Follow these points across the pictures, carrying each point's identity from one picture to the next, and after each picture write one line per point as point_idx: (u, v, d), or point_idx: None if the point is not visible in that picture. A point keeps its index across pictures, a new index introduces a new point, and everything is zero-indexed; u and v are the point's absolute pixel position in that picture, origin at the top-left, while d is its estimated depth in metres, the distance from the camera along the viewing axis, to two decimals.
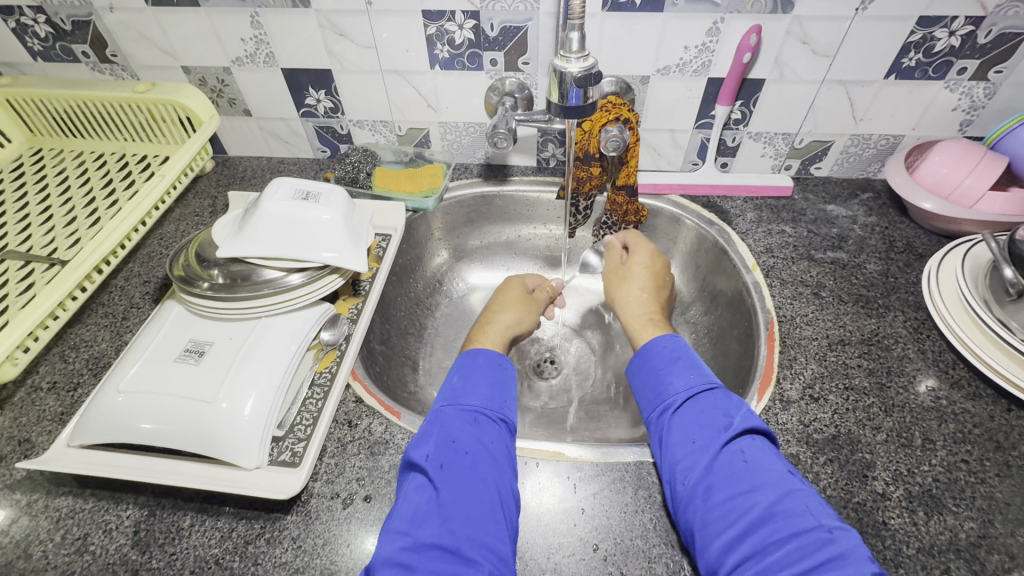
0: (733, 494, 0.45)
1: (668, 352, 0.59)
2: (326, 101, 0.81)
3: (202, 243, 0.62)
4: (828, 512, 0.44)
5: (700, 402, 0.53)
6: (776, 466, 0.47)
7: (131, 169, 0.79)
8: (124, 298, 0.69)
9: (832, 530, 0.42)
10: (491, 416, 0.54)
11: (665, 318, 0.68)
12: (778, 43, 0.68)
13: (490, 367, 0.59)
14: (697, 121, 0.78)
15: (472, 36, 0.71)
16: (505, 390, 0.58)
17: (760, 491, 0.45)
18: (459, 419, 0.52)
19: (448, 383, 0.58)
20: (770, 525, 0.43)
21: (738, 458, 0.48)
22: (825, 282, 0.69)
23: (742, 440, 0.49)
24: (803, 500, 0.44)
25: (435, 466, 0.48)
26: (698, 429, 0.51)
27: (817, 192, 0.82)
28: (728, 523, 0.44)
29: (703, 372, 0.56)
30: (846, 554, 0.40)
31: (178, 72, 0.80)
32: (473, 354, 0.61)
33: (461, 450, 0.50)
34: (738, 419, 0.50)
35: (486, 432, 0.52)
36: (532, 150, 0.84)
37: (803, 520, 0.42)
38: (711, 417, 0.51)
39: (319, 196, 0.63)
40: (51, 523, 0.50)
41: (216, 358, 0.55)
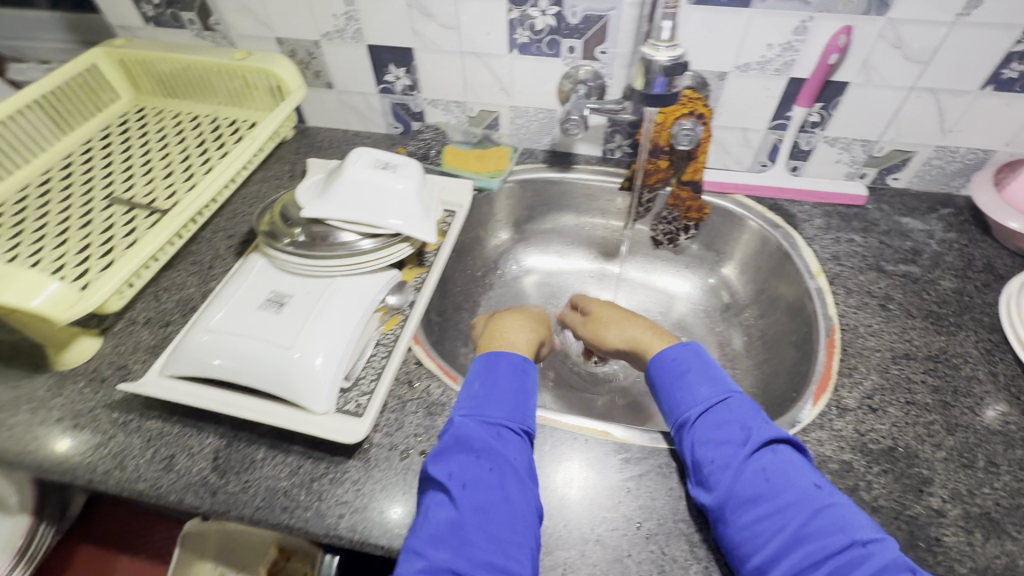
0: (760, 515, 0.44)
1: (676, 366, 0.57)
2: (405, 79, 0.84)
3: (287, 203, 0.67)
4: (862, 523, 0.43)
5: (714, 417, 0.51)
6: (802, 481, 0.46)
7: (222, 131, 0.85)
8: (211, 249, 0.75)
9: (867, 544, 0.41)
10: (514, 428, 0.52)
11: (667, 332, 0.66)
12: (868, 46, 0.66)
13: (513, 371, 0.57)
14: (772, 121, 0.76)
15: (554, 22, 0.72)
16: (522, 398, 0.55)
17: (789, 510, 0.44)
18: (481, 431, 0.50)
19: (469, 390, 0.55)
20: (804, 546, 0.42)
21: (761, 475, 0.46)
22: (893, 294, 0.67)
23: (763, 454, 0.48)
24: (835, 517, 0.43)
25: (457, 486, 0.47)
26: (716, 446, 0.49)
27: (893, 204, 0.79)
28: (761, 545, 0.43)
29: (714, 383, 0.54)
30: (885, 570, 0.40)
31: (271, 42, 0.85)
32: (497, 356, 0.58)
33: (485, 467, 0.48)
34: (755, 431, 0.49)
35: (508, 444, 0.50)
36: (599, 140, 0.85)
37: (837, 539, 0.42)
38: (729, 432, 0.50)
39: (397, 167, 0.67)
40: (143, 441, 0.55)
41: (296, 308, 0.59)
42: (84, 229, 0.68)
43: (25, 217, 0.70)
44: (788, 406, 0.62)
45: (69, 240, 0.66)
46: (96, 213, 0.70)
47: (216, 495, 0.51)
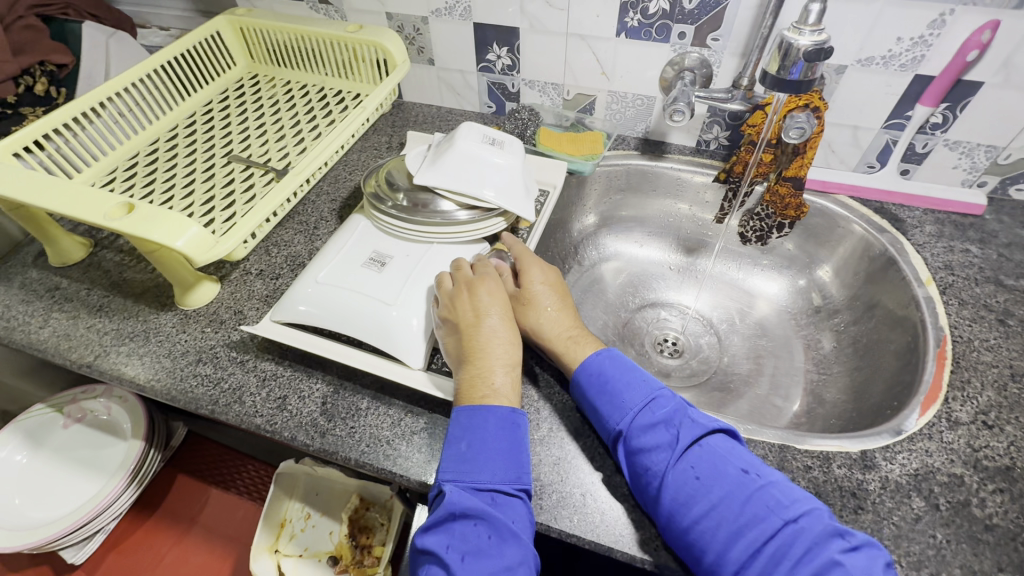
0: (699, 514, 0.45)
1: (594, 382, 0.54)
2: (506, 58, 0.86)
3: (392, 170, 0.70)
4: (793, 498, 0.44)
5: (639, 421, 0.51)
6: (729, 469, 0.46)
7: (329, 101, 0.89)
8: (315, 210, 0.79)
9: (798, 520, 0.43)
10: (508, 489, 0.47)
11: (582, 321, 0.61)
12: (1011, 44, 0.62)
13: (500, 426, 0.50)
14: (887, 120, 0.73)
15: (667, 7, 0.71)
16: (512, 452, 0.49)
17: (721, 505, 0.45)
18: (474, 499, 0.46)
19: (456, 452, 0.49)
20: (745, 536, 0.43)
21: (690, 474, 0.47)
22: (1013, 310, 0.63)
23: (691, 452, 0.48)
24: (767, 500, 0.44)
25: (457, 558, 0.44)
26: (647, 451, 0.49)
27: (1013, 216, 0.74)
28: (707, 545, 0.44)
29: (633, 388, 0.53)
30: (816, 542, 0.41)
31: (381, 17, 0.88)
32: (479, 412, 0.51)
33: (484, 535, 0.45)
34: (682, 429, 0.49)
35: (506, 506, 0.47)
36: (695, 130, 0.84)
37: (769, 522, 0.43)
38: (656, 435, 0.49)
39: (503, 143, 0.68)
40: (259, 380, 0.59)
41: (397, 269, 0.62)
42: (207, 182, 0.73)
43: (156, 167, 0.76)
44: (889, 414, 0.60)
45: (195, 192, 0.72)
46: (217, 168, 0.76)
47: (325, 436, 0.55)
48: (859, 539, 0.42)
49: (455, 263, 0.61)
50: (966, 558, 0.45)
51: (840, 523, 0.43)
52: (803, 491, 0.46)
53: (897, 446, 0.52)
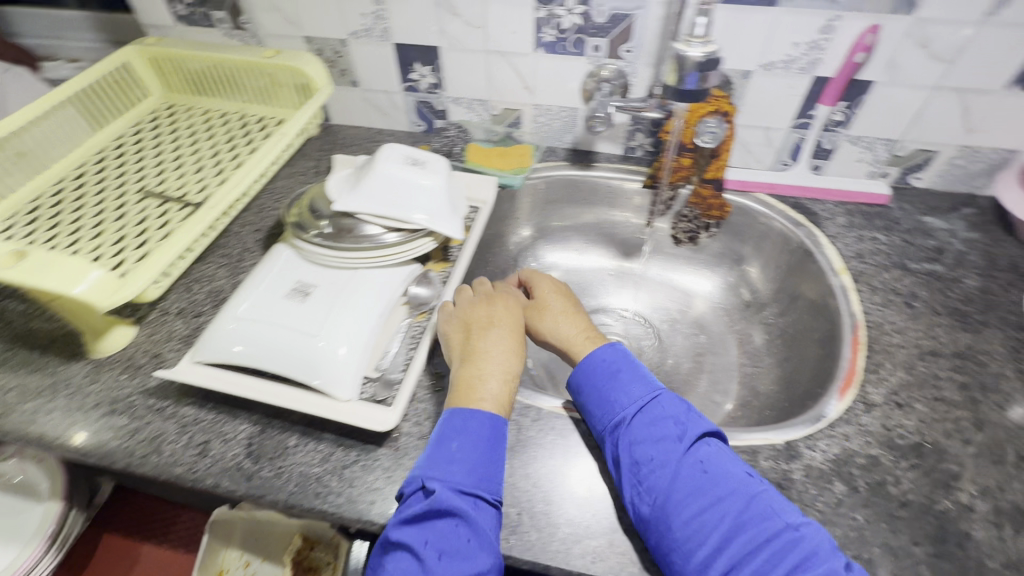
0: (700, 508, 0.46)
1: (606, 368, 0.57)
2: (430, 77, 0.86)
3: (315, 196, 0.68)
4: (788, 508, 0.46)
5: (650, 415, 0.52)
6: (735, 471, 0.48)
7: (250, 128, 0.87)
8: (239, 242, 0.76)
9: (799, 528, 0.44)
10: (491, 494, 0.48)
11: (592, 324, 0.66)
12: (894, 45, 0.66)
13: (488, 431, 0.51)
14: (794, 120, 0.77)
15: (580, 21, 0.73)
16: (497, 459, 0.51)
17: (726, 502, 0.46)
18: (459, 500, 0.47)
19: (446, 451, 0.50)
20: (745, 533, 0.44)
21: (698, 469, 0.48)
22: (918, 292, 0.67)
23: (699, 449, 0.50)
24: (768, 503, 0.46)
25: (434, 557, 0.45)
26: (653, 444, 0.50)
27: (915, 204, 0.79)
28: (704, 539, 0.45)
29: (644, 382, 0.56)
30: (815, 555, 0.42)
31: (299, 42, 0.86)
32: (471, 412, 0.52)
33: (465, 537, 0.45)
34: (689, 426, 0.51)
35: (488, 513, 0.48)
36: (620, 138, 0.86)
37: (773, 523, 0.44)
38: (664, 428, 0.51)
39: (426, 164, 0.68)
40: (178, 427, 0.56)
41: (321, 298, 0.61)
42: (119, 221, 0.70)
43: (61, 209, 0.72)
44: (813, 402, 0.62)
45: (104, 232, 0.68)
46: (130, 206, 0.72)
47: (251, 480, 0.52)
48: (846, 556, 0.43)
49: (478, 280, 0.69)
50: (885, 536, 0.47)
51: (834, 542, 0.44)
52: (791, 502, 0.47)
53: (818, 434, 0.54)
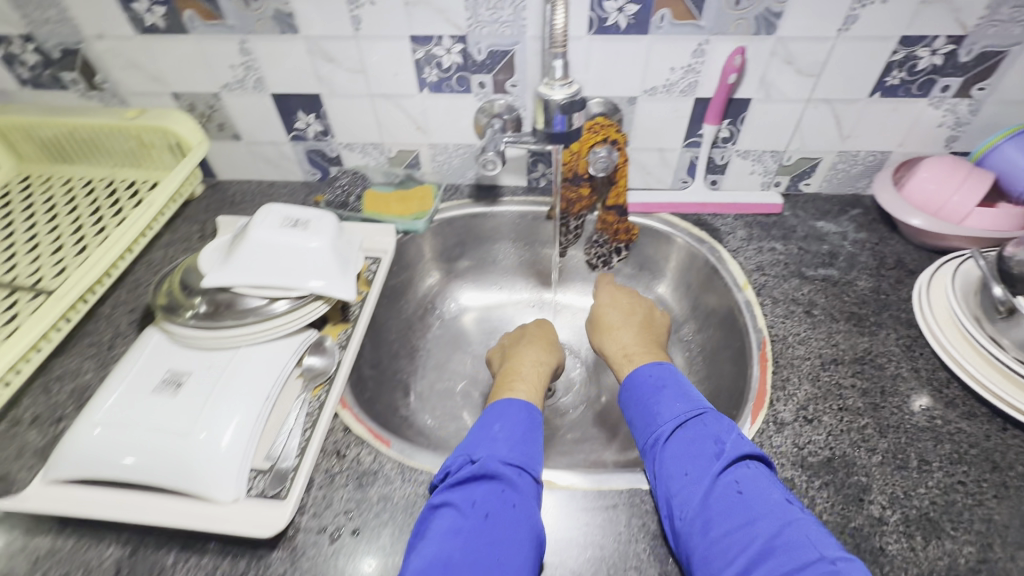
0: (731, 527, 0.43)
1: (652, 382, 0.58)
2: (316, 125, 0.81)
3: (187, 270, 0.62)
4: (829, 540, 0.41)
5: (689, 432, 0.51)
6: (773, 494, 0.45)
7: (119, 195, 0.79)
8: (111, 326, 0.68)
9: (836, 561, 0.39)
10: (533, 474, 0.49)
11: (643, 335, 0.70)
12: (762, 64, 0.68)
13: (527, 420, 0.54)
14: (685, 140, 0.78)
15: (460, 59, 0.71)
16: (535, 442, 0.53)
17: (759, 522, 0.43)
18: (508, 470, 0.48)
19: (488, 432, 0.52)
20: (774, 559, 0.40)
21: (733, 489, 0.46)
22: (816, 299, 0.69)
23: (737, 468, 0.47)
24: (804, 531, 0.42)
25: (480, 516, 0.44)
26: (689, 459, 0.49)
27: (807, 209, 0.82)
28: (731, 560, 0.41)
29: (690, 399, 0.55)
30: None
31: (167, 98, 0.80)
32: (509, 402, 0.56)
33: (509, 501, 0.45)
34: (729, 444, 0.49)
35: (532, 486, 0.48)
36: (522, 170, 0.85)
37: (806, 553, 0.40)
38: (703, 445, 0.50)
39: (309, 223, 0.63)
40: (29, 564, 0.48)
41: (195, 388, 0.55)
42: None
43: None
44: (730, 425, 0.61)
45: None
46: None
47: None
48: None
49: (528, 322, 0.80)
50: None
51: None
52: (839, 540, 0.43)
53: None
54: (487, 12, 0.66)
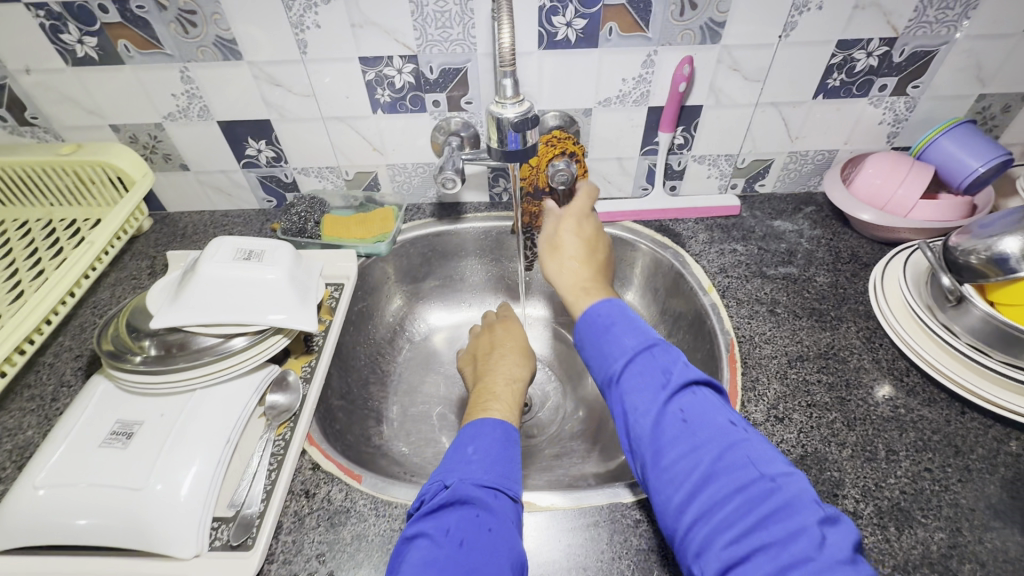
0: (677, 455, 0.42)
1: (600, 320, 0.53)
2: (268, 151, 0.79)
3: (136, 311, 0.59)
4: (772, 457, 0.41)
5: (638, 366, 0.48)
6: (716, 419, 0.44)
7: (59, 236, 0.75)
8: (54, 376, 0.64)
9: (775, 478, 0.39)
10: (510, 493, 0.46)
11: (603, 279, 0.61)
12: (710, 72, 0.70)
13: (502, 438, 0.51)
14: (642, 148, 0.79)
15: (412, 79, 0.70)
16: (513, 460, 0.50)
17: (702, 449, 0.42)
18: (482, 492, 0.45)
19: (462, 454, 0.49)
20: (718, 482, 0.40)
21: (677, 418, 0.44)
22: (778, 298, 0.70)
23: (682, 396, 0.46)
24: (747, 452, 0.41)
25: (454, 544, 0.41)
26: (637, 393, 0.47)
27: (764, 209, 0.84)
28: (679, 486, 0.41)
29: (637, 331, 0.51)
30: (790, 503, 0.38)
31: (106, 131, 0.76)
32: (480, 422, 0.53)
33: (485, 526, 0.42)
34: (675, 374, 0.47)
35: (510, 509, 0.45)
36: (484, 186, 0.84)
37: (746, 473, 0.40)
38: (650, 375, 0.47)
39: (263, 253, 0.60)
40: None
41: (147, 438, 0.52)
42: None
43: None
44: None
45: None
46: None
47: None
48: (835, 511, 0.38)
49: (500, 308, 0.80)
50: None
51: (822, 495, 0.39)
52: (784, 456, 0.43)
53: None
54: (436, 31, 0.66)
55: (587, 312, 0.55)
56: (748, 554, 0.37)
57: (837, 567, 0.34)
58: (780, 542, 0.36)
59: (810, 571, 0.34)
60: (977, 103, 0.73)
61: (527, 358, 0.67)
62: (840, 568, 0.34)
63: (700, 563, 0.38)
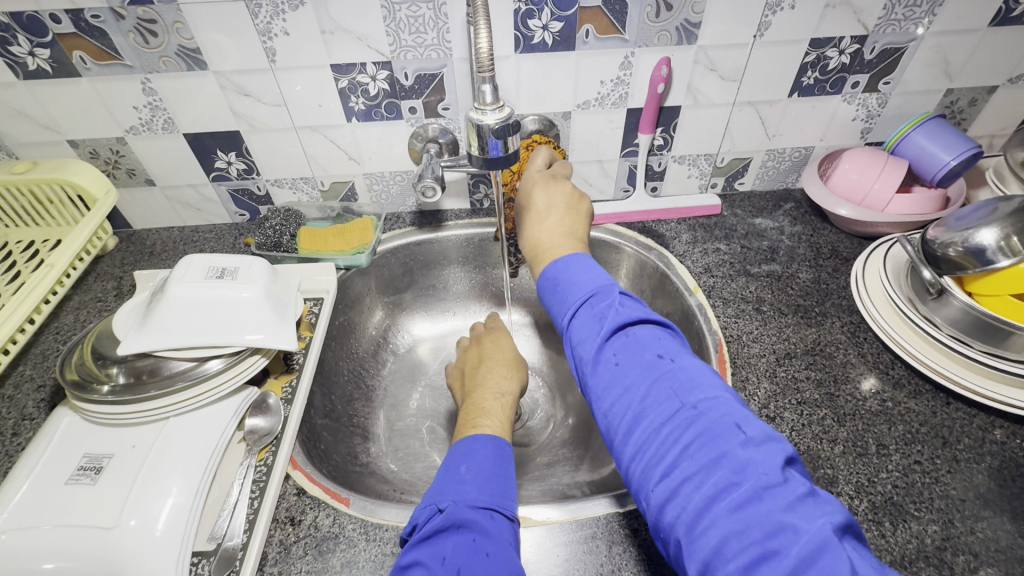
0: (614, 396, 0.42)
1: (548, 279, 0.52)
2: (238, 163, 0.76)
3: (101, 337, 0.56)
4: (700, 383, 0.40)
5: (577, 314, 0.47)
6: (645, 355, 0.43)
7: (15, 259, 0.71)
8: (14, 410, 0.60)
9: (699, 408, 0.39)
10: (506, 512, 0.45)
11: (562, 231, 0.57)
12: (687, 73, 0.70)
13: (493, 454, 0.50)
14: (623, 150, 0.79)
15: (387, 86, 0.68)
16: (507, 477, 0.49)
17: (633, 387, 0.42)
18: (477, 516, 0.43)
19: (453, 475, 0.47)
20: (648, 418, 0.40)
21: (611, 361, 0.44)
22: (764, 296, 0.71)
23: (615, 339, 0.45)
24: (675, 384, 0.41)
25: (450, 573, 0.39)
26: (579, 341, 0.46)
27: (744, 207, 0.85)
28: (616, 427, 0.42)
29: (577, 278, 0.50)
30: (713, 430, 0.37)
31: (64, 147, 0.72)
32: (472, 439, 0.51)
33: (482, 551, 0.41)
34: (610, 316, 0.46)
35: (506, 530, 0.44)
36: (464, 193, 0.83)
37: (672, 406, 0.39)
38: (587, 322, 0.46)
39: (237, 271, 0.57)
40: None
41: (118, 472, 0.49)
42: None
43: None
44: None
45: None
46: None
47: None
48: (762, 429, 0.37)
49: (487, 319, 0.78)
50: None
51: (748, 415, 0.38)
52: (717, 378, 0.41)
53: None
54: (410, 37, 0.64)
55: (540, 276, 0.53)
56: (676, 486, 0.36)
57: (760, 493, 0.34)
58: (704, 470, 0.36)
59: (733, 499, 0.34)
60: (946, 98, 0.75)
61: (515, 370, 0.66)
62: (764, 493, 0.33)
63: (642, 501, 0.39)
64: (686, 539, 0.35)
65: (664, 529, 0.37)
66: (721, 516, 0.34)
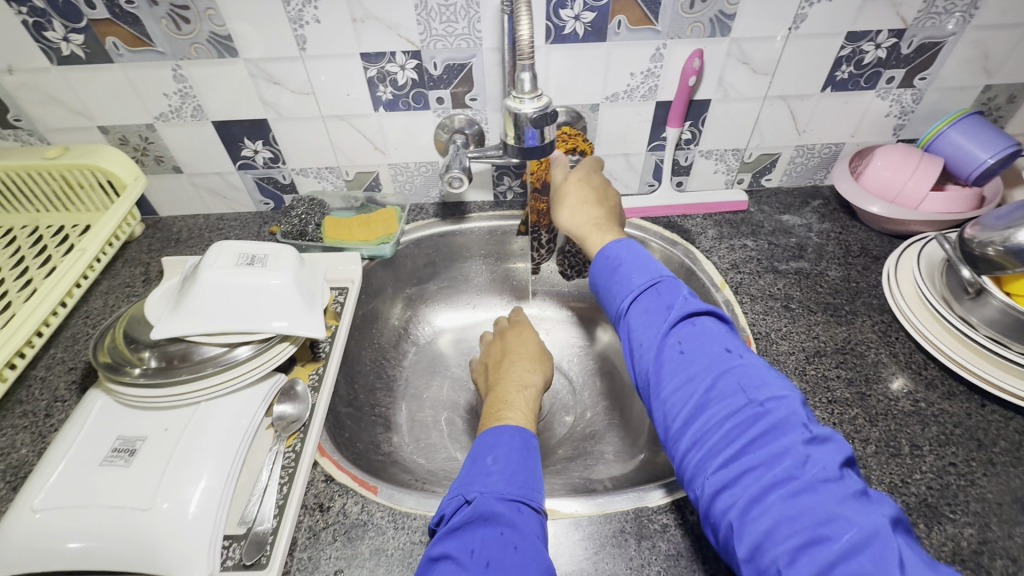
0: (676, 383, 0.43)
1: (608, 262, 0.52)
2: (265, 151, 0.76)
3: (133, 321, 0.56)
4: (767, 381, 0.41)
5: (643, 302, 0.48)
6: (712, 347, 0.44)
7: (47, 243, 0.72)
8: (47, 391, 0.61)
9: (766, 404, 0.40)
10: (535, 504, 0.45)
11: (618, 213, 0.62)
12: (719, 65, 0.69)
13: (519, 445, 0.49)
14: (650, 143, 0.78)
15: (415, 75, 0.68)
16: (534, 469, 0.48)
17: (697, 377, 0.43)
18: (504, 508, 0.43)
19: (481, 466, 0.47)
20: (712, 409, 0.41)
21: (675, 349, 0.45)
22: (792, 293, 0.70)
23: (681, 328, 0.46)
24: (742, 378, 0.41)
25: (480, 566, 0.39)
26: (643, 327, 0.47)
27: (771, 204, 0.84)
28: (675, 415, 0.42)
29: (646, 268, 0.50)
30: (777, 426, 0.38)
31: (94, 133, 0.73)
32: (497, 430, 0.51)
33: (510, 544, 0.41)
34: (678, 308, 0.47)
35: (534, 522, 0.44)
36: (488, 184, 0.83)
37: (737, 399, 0.40)
38: (652, 311, 0.47)
39: (266, 259, 0.57)
40: None
41: (150, 456, 0.49)
42: None
43: None
44: None
45: None
46: None
47: None
48: (825, 430, 0.38)
49: (511, 315, 0.78)
50: None
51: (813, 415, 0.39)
52: (784, 380, 0.42)
53: None
54: (440, 25, 0.64)
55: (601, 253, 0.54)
56: (734, 475, 0.38)
57: (818, 486, 0.35)
58: (764, 462, 0.37)
59: (790, 490, 0.35)
60: (983, 94, 0.73)
61: (539, 365, 0.65)
62: (821, 485, 0.35)
63: (695, 485, 0.40)
64: (738, 522, 0.36)
65: (714, 514, 0.38)
66: (777, 504, 0.35)
